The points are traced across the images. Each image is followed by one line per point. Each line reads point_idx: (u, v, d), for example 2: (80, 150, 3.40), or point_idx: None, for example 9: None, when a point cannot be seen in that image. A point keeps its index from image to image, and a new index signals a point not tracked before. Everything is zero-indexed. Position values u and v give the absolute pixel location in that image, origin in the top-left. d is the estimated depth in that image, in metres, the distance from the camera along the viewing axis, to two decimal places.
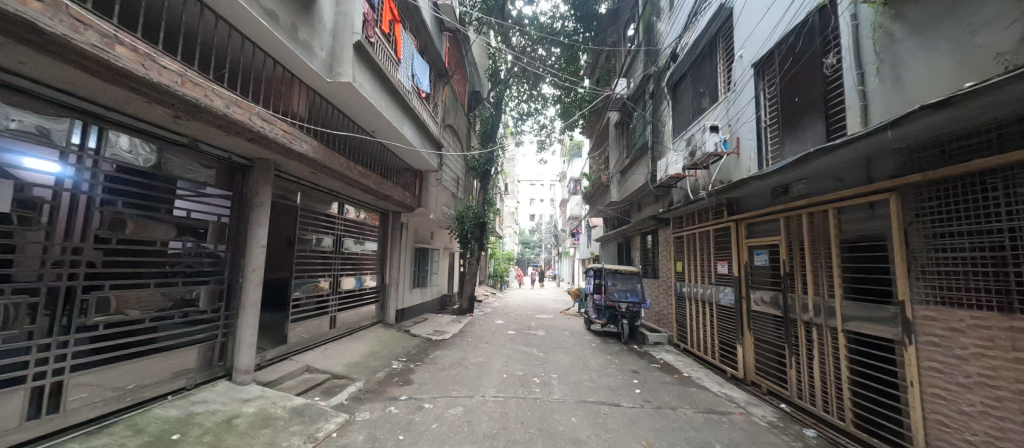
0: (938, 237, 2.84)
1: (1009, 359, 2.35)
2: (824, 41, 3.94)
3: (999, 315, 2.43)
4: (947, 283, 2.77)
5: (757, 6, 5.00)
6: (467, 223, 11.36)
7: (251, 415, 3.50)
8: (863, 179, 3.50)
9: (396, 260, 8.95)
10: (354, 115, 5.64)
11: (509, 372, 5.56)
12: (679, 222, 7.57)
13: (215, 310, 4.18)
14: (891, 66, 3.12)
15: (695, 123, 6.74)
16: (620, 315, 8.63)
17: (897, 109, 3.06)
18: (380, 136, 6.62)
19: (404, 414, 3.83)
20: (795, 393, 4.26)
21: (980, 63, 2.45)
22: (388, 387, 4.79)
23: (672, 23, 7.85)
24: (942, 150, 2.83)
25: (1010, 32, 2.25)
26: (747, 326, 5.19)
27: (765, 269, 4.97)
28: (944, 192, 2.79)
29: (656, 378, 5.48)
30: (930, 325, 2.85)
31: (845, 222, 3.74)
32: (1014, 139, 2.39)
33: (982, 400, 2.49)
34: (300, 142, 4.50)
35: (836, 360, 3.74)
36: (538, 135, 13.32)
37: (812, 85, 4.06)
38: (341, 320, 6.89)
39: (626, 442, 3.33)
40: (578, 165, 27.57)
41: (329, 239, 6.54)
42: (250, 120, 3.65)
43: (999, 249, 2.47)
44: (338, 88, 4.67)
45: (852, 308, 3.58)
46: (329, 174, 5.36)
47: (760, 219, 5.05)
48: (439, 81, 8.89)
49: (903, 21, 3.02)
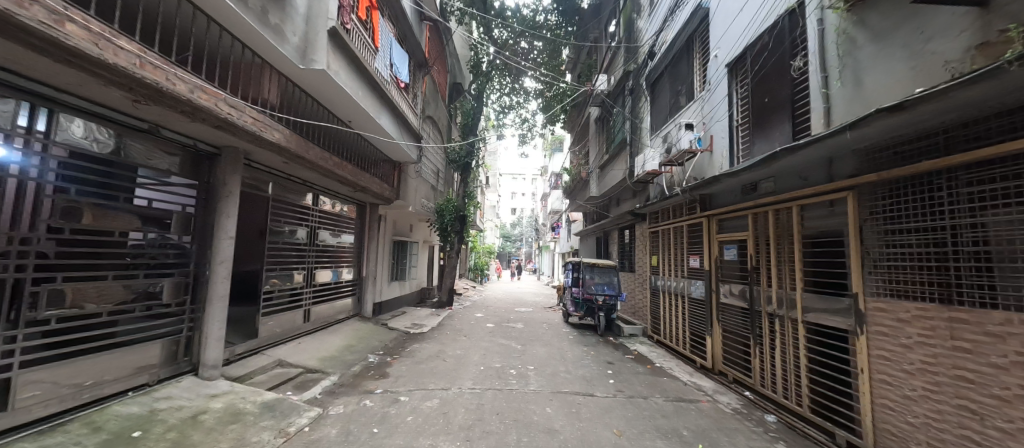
0: (890, 234, 3.02)
1: (948, 348, 2.54)
2: (792, 45, 4.07)
3: (941, 306, 2.62)
4: (895, 277, 2.97)
5: (731, 6, 5.12)
6: (447, 216, 11.30)
7: (219, 411, 3.40)
8: (825, 178, 3.68)
9: (374, 253, 8.81)
10: (328, 104, 5.47)
11: (486, 364, 5.60)
12: (655, 218, 7.74)
13: (180, 303, 4.03)
14: (852, 70, 3.27)
15: (671, 121, 6.87)
16: (597, 308, 8.78)
17: (856, 112, 3.22)
18: (357, 126, 6.47)
19: (379, 407, 3.81)
20: (758, 381, 4.47)
21: (928, 70, 2.62)
22: (363, 380, 4.75)
23: (651, 20, 7.94)
24: (895, 152, 3.01)
25: (959, 42, 2.42)
26: (716, 318, 5.39)
27: (733, 263, 5.15)
28: (895, 192, 2.98)
29: (630, 369, 5.64)
30: (880, 315, 3.04)
31: (807, 219, 3.91)
32: (958, 144, 2.58)
33: (922, 384, 2.69)
34: (271, 130, 4.33)
35: (796, 350, 3.92)
36: (520, 129, 13.29)
37: (781, 86, 4.20)
38: (316, 313, 6.75)
39: (597, 430, 3.43)
40: (559, 160, 27.71)
41: (303, 231, 6.39)
42: (217, 107, 3.50)
43: (942, 245, 2.66)
44: (312, 76, 4.51)
45: (811, 299, 3.76)
46: (302, 164, 5.21)
47: (731, 215, 5.22)
48: (419, 72, 8.72)
49: (865, 27, 3.15)
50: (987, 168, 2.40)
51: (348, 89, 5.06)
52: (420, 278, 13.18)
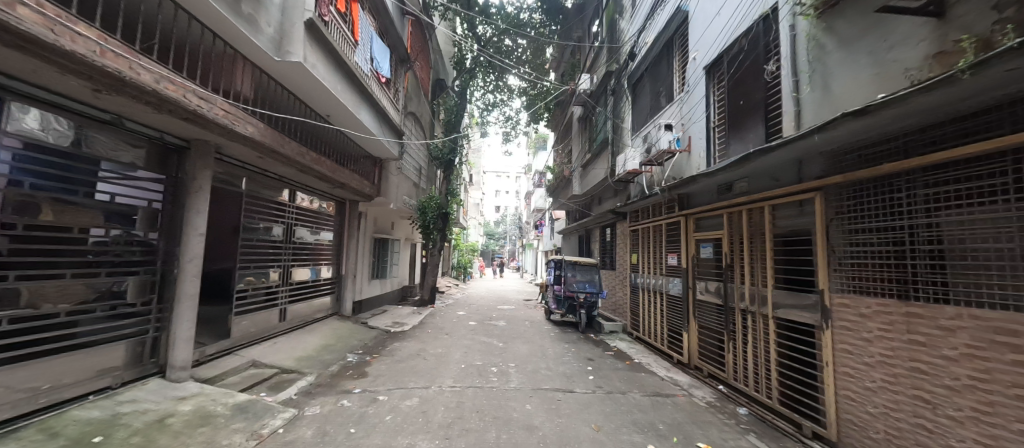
0: (854, 233, 3.16)
1: (905, 341, 2.68)
2: (765, 49, 4.19)
3: (899, 302, 2.77)
4: (858, 274, 3.11)
5: (709, 9, 5.23)
6: (429, 213, 11.20)
7: (187, 414, 3.28)
8: (795, 179, 3.81)
9: (353, 250, 8.66)
10: (305, 98, 5.33)
11: (467, 362, 5.59)
12: (635, 216, 7.88)
13: (146, 303, 3.88)
14: (821, 75, 3.39)
15: (651, 121, 6.99)
16: (578, 305, 8.88)
17: (824, 115, 3.35)
18: (335, 122, 6.33)
19: (357, 407, 3.76)
20: (731, 375, 4.62)
21: (891, 76, 2.75)
22: (341, 380, 4.67)
23: (633, 21, 8.03)
24: (859, 155, 3.15)
25: (918, 51, 2.55)
26: (693, 314, 5.54)
27: (709, 261, 5.29)
28: (859, 193, 3.11)
29: (609, 365, 5.73)
30: (844, 311, 3.18)
31: (778, 218, 4.05)
32: (917, 148, 2.71)
33: (881, 376, 2.82)
34: (244, 124, 4.19)
35: (766, 344, 4.07)
36: (503, 127, 13.26)
37: (755, 89, 4.32)
38: (292, 312, 6.60)
39: (576, 425, 3.47)
40: (542, 158, 27.80)
41: (279, 228, 6.23)
42: (186, 98, 3.36)
43: (900, 244, 2.80)
44: (288, 68, 4.39)
45: (781, 295, 3.90)
46: (277, 159, 5.07)
47: (707, 214, 5.36)
48: (400, 68, 8.58)
49: (833, 34, 3.27)
50: (942, 171, 2.54)
51: (326, 82, 4.94)
52: (402, 276, 13.04)
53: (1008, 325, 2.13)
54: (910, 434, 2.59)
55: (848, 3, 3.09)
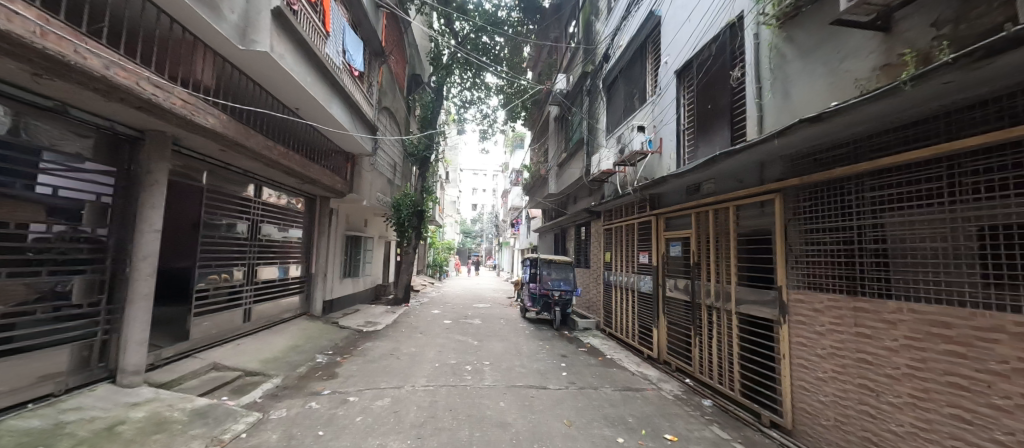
0: (809, 232, 3.35)
1: (853, 334, 2.87)
2: (732, 55, 4.35)
3: (847, 297, 2.96)
4: (813, 271, 3.30)
5: (680, 15, 5.39)
6: (404, 211, 11.02)
7: (140, 420, 3.09)
8: (756, 181, 4.00)
9: (324, 248, 8.42)
10: (272, 89, 5.12)
11: (441, 360, 5.56)
12: (608, 215, 8.05)
13: (94, 303, 3.64)
14: (782, 82, 3.56)
15: (625, 123, 7.14)
16: (553, 303, 8.98)
17: (783, 121, 3.53)
18: (305, 115, 6.11)
19: (325, 409, 3.67)
20: (697, 369, 4.82)
21: (843, 86, 2.93)
22: (309, 381, 4.53)
23: (608, 23, 8.17)
24: (814, 159, 3.34)
25: (868, 62, 2.73)
26: (662, 311, 5.73)
27: (678, 259, 5.47)
28: (814, 195, 3.31)
29: (582, 361, 5.84)
30: (799, 305, 3.37)
31: (741, 218, 4.23)
32: (865, 153, 2.91)
33: (831, 367, 3.01)
34: (205, 115, 3.98)
35: (729, 339, 4.26)
36: (481, 124, 13.20)
37: (722, 94, 4.49)
38: (258, 312, 6.35)
39: (548, 421, 3.52)
40: (519, 157, 28.03)
41: (243, 225, 5.97)
42: (139, 86, 3.16)
43: (849, 243, 3.00)
44: (253, 58, 4.20)
45: (743, 292, 4.09)
46: (242, 152, 4.85)
47: (676, 214, 5.53)
48: (375, 61, 8.38)
49: (793, 43, 3.44)
50: (887, 175, 2.73)
51: (294, 73, 4.76)
52: (375, 274, 12.78)
53: (941, 317, 2.32)
54: (857, 420, 2.78)
55: (806, 14, 3.27)
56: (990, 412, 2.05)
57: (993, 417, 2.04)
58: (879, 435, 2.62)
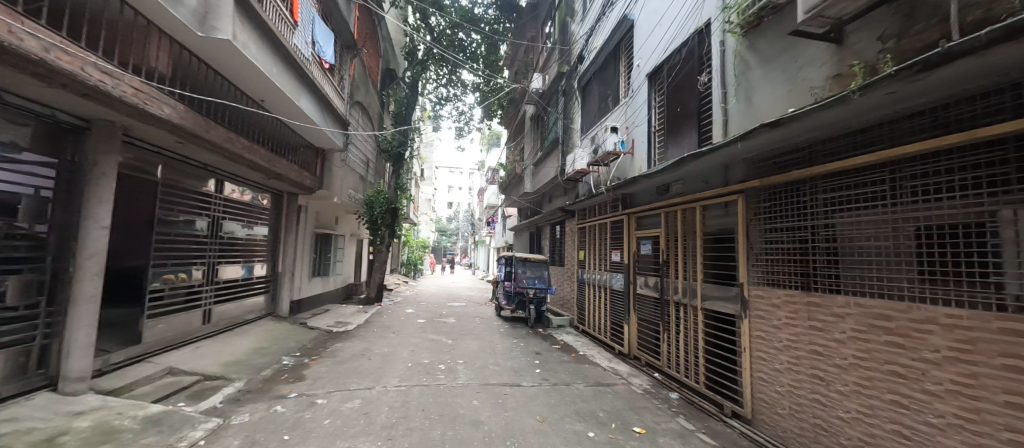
0: (768, 232, 3.54)
1: (806, 327, 3.05)
2: (700, 60, 4.51)
3: (801, 293, 3.15)
4: (772, 268, 3.49)
5: (652, 20, 5.53)
6: (377, 208, 10.78)
7: (85, 430, 2.88)
8: (721, 182, 4.18)
9: (291, 246, 8.11)
10: (234, 79, 4.89)
11: (414, 360, 5.50)
12: (582, 214, 8.18)
13: (32, 306, 3.35)
14: (745, 88, 3.73)
15: (598, 124, 7.27)
16: (528, 301, 9.05)
17: (745, 125, 3.70)
18: (271, 107, 5.86)
19: (291, 412, 3.54)
20: (665, 363, 4.99)
21: (800, 93, 3.11)
22: (275, 384, 4.37)
23: (583, 25, 8.29)
24: (772, 163, 3.53)
25: (822, 72, 2.90)
26: (633, 308, 5.89)
27: (648, 257, 5.63)
28: (773, 196, 3.50)
29: (555, 358, 5.93)
30: (759, 301, 3.55)
31: (707, 218, 4.40)
32: (818, 157, 3.10)
33: (787, 358, 3.20)
34: (159, 105, 3.74)
35: (695, 334, 4.43)
36: (456, 122, 13.08)
37: (690, 98, 4.66)
38: (219, 314, 6.06)
39: (521, 418, 3.55)
40: (495, 155, 28.07)
41: (203, 222, 5.68)
42: (84, 72, 2.92)
43: (803, 241, 3.19)
44: (214, 45, 3.99)
45: (708, 288, 4.26)
46: (201, 144, 4.60)
47: (647, 213, 5.68)
48: (347, 54, 8.14)
49: (755, 51, 3.61)
50: (837, 178, 2.93)
51: (258, 63, 4.56)
52: (346, 273, 12.46)
53: (883, 310, 2.51)
54: (808, 408, 2.97)
55: (767, 24, 3.43)
56: (925, 397, 2.23)
57: (927, 402, 2.22)
58: (828, 421, 2.80)
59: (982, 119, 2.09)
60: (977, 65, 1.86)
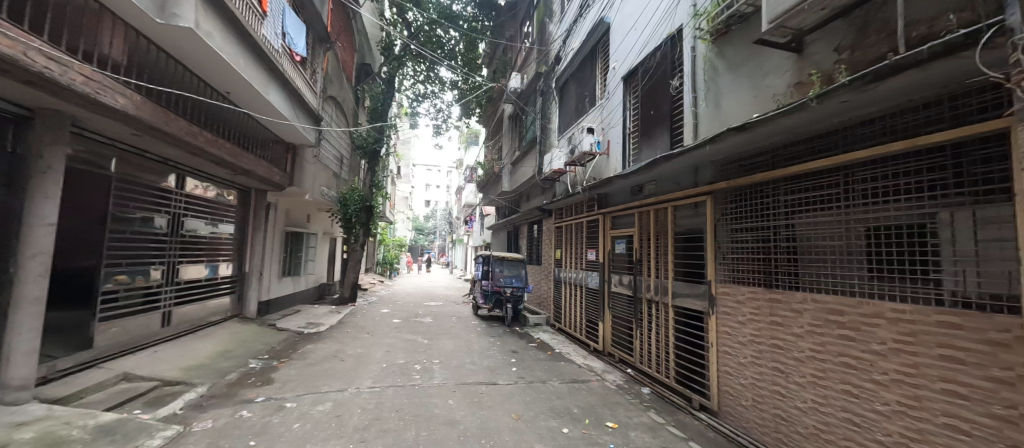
0: (735, 231, 3.69)
1: (768, 322, 3.21)
2: (672, 65, 4.64)
3: (764, 290, 3.30)
4: (737, 267, 3.64)
5: (627, 23, 5.65)
6: (351, 206, 10.51)
7: (27, 441, 2.66)
8: (692, 184, 4.32)
9: (259, 245, 7.81)
10: (198, 69, 4.65)
11: (389, 361, 5.41)
12: (559, 214, 8.26)
13: None
14: (714, 93, 3.86)
15: (575, 124, 7.36)
16: (505, 299, 9.07)
17: (714, 129, 3.84)
18: (237, 100, 5.60)
19: (258, 417, 3.42)
20: (637, 359, 5.12)
21: (764, 100, 3.25)
22: (241, 389, 4.20)
23: (561, 25, 8.36)
24: (738, 165, 3.69)
25: (784, 80, 3.05)
26: (608, 305, 6.01)
27: (622, 256, 5.76)
28: (739, 198, 3.66)
29: (532, 356, 5.97)
30: (726, 297, 3.70)
31: (678, 218, 4.54)
32: (780, 161, 3.26)
33: (751, 352, 3.35)
34: (112, 94, 3.50)
35: (666, 330, 4.57)
36: (434, 119, 12.92)
37: (663, 101, 4.79)
38: (181, 315, 5.76)
39: (497, 416, 3.56)
40: (473, 153, 27.91)
41: (162, 219, 5.38)
42: (27, 57, 2.69)
43: (766, 240, 3.35)
44: (175, 33, 3.78)
45: (679, 286, 4.40)
46: (160, 137, 4.36)
47: (621, 213, 5.81)
48: (320, 47, 7.89)
49: (724, 58, 3.74)
50: (797, 181, 3.09)
51: (224, 53, 4.36)
52: (319, 272, 12.12)
53: (837, 306, 2.68)
54: (770, 399, 3.12)
55: (736, 32, 3.57)
56: (872, 387, 2.40)
57: (874, 391, 2.39)
58: (787, 411, 2.96)
59: (925, 127, 2.25)
60: (919, 78, 2.01)
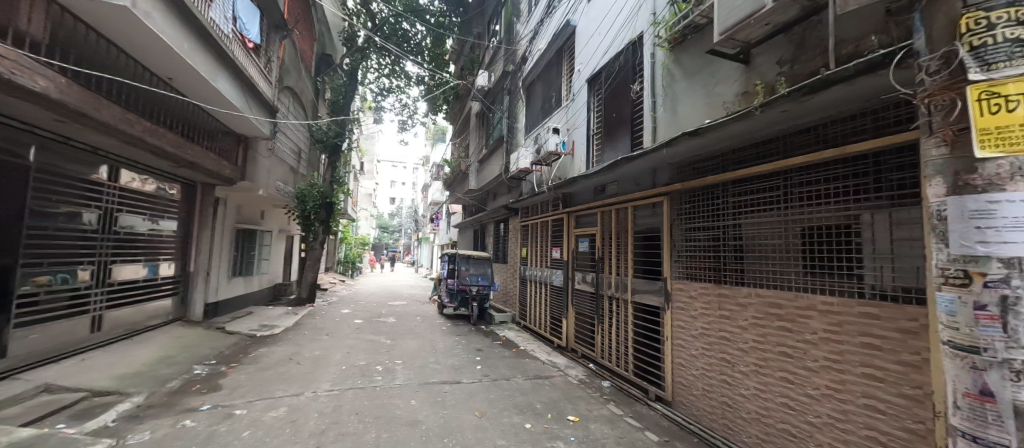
0: (689, 230, 3.89)
1: (716, 316, 3.42)
2: (633, 70, 4.81)
3: (713, 285, 3.51)
4: (690, 264, 3.84)
5: (592, 27, 5.78)
6: (310, 203, 10.05)
7: None
8: (650, 185, 4.51)
9: (206, 243, 7.29)
10: (135, 52, 4.26)
11: (349, 362, 5.24)
12: (525, 212, 8.34)
13: None
14: (671, 98, 4.04)
15: (542, 124, 7.45)
16: (471, 298, 9.05)
17: (670, 133, 4.04)
18: (181, 86, 5.19)
19: (204, 426, 3.21)
20: (599, 354, 5.29)
21: (715, 107, 3.46)
22: (185, 397, 3.92)
23: (528, 25, 8.41)
24: (693, 168, 3.90)
25: (733, 88, 3.26)
26: (571, 302, 6.15)
27: (585, 254, 5.91)
28: (693, 199, 3.86)
29: (496, 354, 6.00)
30: (680, 293, 3.90)
31: (638, 218, 4.73)
32: (729, 164, 3.47)
33: (701, 344, 3.55)
34: (32, 75, 3.14)
35: (626, 325, 4.75)
36: (400, 114, 12.61)
37: (624, 105, 4.95)
38: (113, 320, 5.28)
39: (460, 415, 3.55)
40: (441, 150, 27.49)
41: (91, 215, 4.91)
42: None
43: (716, 239, 3.56)
44: (108, 10, 3.45)
45: (638, 283, 4.58)
46: (90, 124, 3.97)
47: (585, 212, 5.95)
48: (275, 34, 7.46)
49: (680, 65, 3.93)
50: (744, 183, 3.31)
51: (166, 36, 4.03)
52: (274, 272, 11.51)
53: (776, 300, 2.90)
54: (717, 388, 3.34)
55: (691, 41, 3.75)
56: (805, 373, 2.62)
57: (807, 377, 2.61)
58: (733, 398, 3.18)
59: (852, 137, 2.48)
60: (846, 92, 2.22)
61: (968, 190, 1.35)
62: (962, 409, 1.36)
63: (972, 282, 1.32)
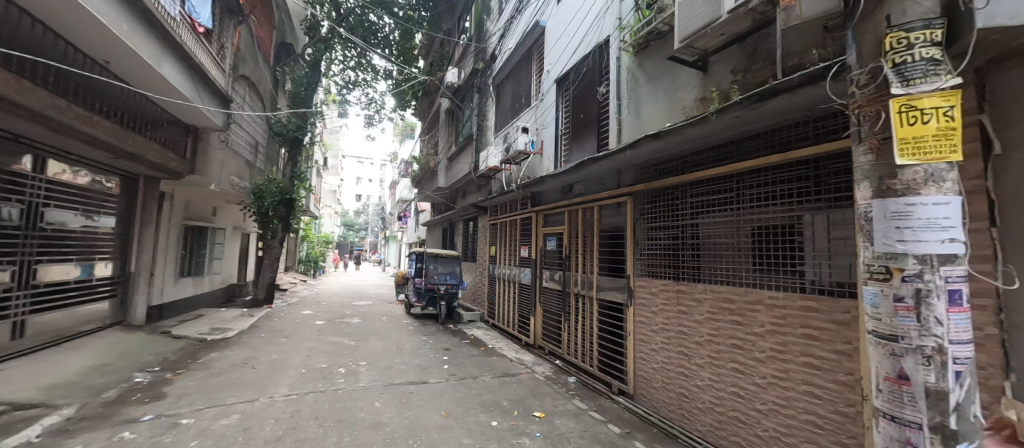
0: (651, 229, 4.04)
1: (675, 311, 3.57)
2: (599, 72, 4.93)
3: (673, 282, 3.66)
4: (652, 262, 3.99)
5: (560, 29, 5.86)
6: (268, 199, 9.55)
7: None
8: (615, 185, 4.64)
9: (151, 241, 6.77)
10: (66, 31, 3.88)
11: (309, 365, 5.05)
12: (494, 211, 8.34)
13: None
14: (635, 101, 4.17)
15: (511, 123, 7.48)
16: (439, 297, 8.95)
17: (634, 135, 4.17)
18: (119, 70, 4.76)
19: (145, 438, 2.99)
20: (565, 350, 5.39)
21: (675, 111, 3.61)
22: (124, 407, 3.63)
23: (498, 24, 8.39)
24: (655, 169, 4.04)
25: (692, 94, 3.41)
26: (539, 300, 6.23)
27: (553, 252, 6.00)
28: (655, 199, 4.00)
29: (464, 353, 5.97)
30: (642, 290, 4.04)
31: (603, 217, 4.85)
32: (688, 166, 3.63)
33: (661, 339, 3.70)
34: None
35: (591, 321, 4.87)
36: (366, 109, 12.23)
37: (591, 106, 5.06)
38: (39, 325, 4.79)
39: (426, 415, 3.52)
40: (409, 147, 26.96)
41: (13, 210, 4.43)
42: None
43: (676, 238, 3.71)
44: None
45: (603, 280, 4.71)
46: (11, 109, 3.57)
47: (553, 211, 6.03)
48: (229, 20, 7.02)
49: (644, 69, 4.06)
50: (701, 184, 3.47)
51: (104, 15, 3.71)
52: (227, 272, 10.84)
53: (728, 295, 3.08)
54: (675, 380, 3.49)
55: (654, 47, 3.89)
56: (753, 363, 2.80)
57: (755, 367, 2.79)
58: (689, 389, 3.34)
59: (796, 143, 2.67)
60: (791, 102, 2.38)
61: (890, 193, 1.49)
62: (884, 392, 1.50)
63: (892, 277, 1.45)
